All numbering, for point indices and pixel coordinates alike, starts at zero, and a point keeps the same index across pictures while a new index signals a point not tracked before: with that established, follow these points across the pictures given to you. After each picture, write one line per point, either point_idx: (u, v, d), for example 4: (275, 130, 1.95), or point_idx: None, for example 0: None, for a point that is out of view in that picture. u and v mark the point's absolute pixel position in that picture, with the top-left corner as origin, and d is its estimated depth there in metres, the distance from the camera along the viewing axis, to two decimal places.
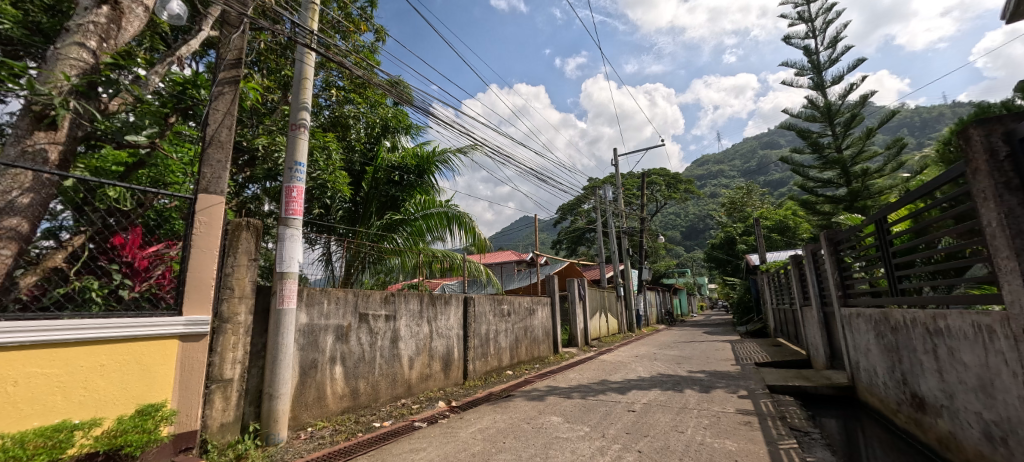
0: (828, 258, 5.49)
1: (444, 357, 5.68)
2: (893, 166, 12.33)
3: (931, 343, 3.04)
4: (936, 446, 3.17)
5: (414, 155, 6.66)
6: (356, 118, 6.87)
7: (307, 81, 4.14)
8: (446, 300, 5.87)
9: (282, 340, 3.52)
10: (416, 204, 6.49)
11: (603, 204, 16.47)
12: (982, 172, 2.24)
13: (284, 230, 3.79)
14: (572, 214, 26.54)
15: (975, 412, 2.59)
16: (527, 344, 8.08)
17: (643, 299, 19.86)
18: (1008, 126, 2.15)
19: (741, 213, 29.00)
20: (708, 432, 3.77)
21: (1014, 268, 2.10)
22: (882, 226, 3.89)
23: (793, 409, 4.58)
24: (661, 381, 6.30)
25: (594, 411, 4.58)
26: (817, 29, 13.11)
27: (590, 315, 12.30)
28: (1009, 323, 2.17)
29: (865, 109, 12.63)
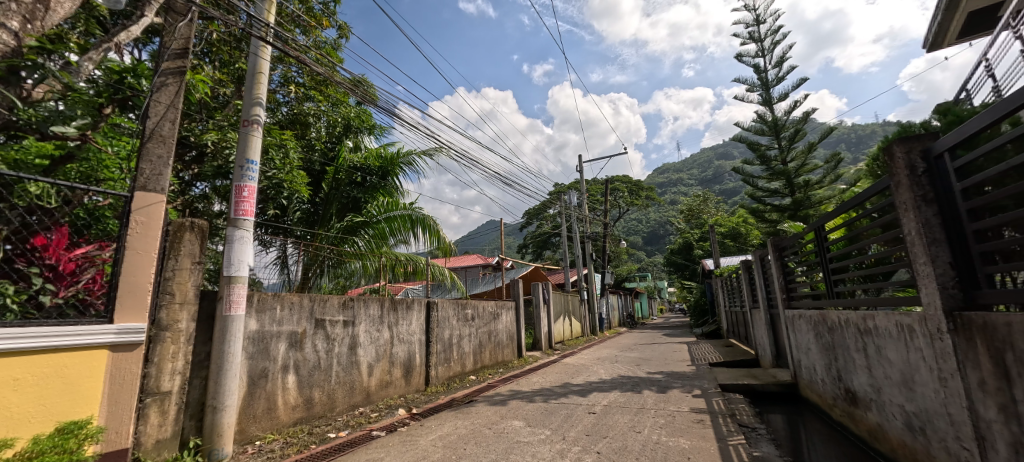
0: (774, 264, 5.83)
1: (405, 364, 5.55)
2: (831, 178, 13.29)
3: (862, 342, 3.29)
4: (867, 436, 3.42)
5: (377, 156, 6.49)
6: (317, 116, 6.63)
7: (262, 76, 3.95)
8: (408, 305, 5.75)
9: (228, 349, 3.32)
10: (378, 207, 6.32)
11: (568, 209, 16.74)
12: (903, 185, 2.46)
13: (233, 231, 3.59)
14: (537, 218, 26.78)
15: (898, 404, 2.83)
16: (491, 349, 8.04)
17: (606, 303, 20.32)
18: (925, 144, 2.38)
19: (697, 220, 30.27)
20: (663, 431, 3.90)
21: (929, 273, 2.31)
22: (821, 234, 4.18)
23: (742, 406, 4.82)
24: (621, 383, 6.45)
25: (556, 414, 4.62)
26: (766, 49, 13.97)
27: (554, 319, 12.43)
28: (926, 323, 2.39)
29: (807, 125, 13.56)
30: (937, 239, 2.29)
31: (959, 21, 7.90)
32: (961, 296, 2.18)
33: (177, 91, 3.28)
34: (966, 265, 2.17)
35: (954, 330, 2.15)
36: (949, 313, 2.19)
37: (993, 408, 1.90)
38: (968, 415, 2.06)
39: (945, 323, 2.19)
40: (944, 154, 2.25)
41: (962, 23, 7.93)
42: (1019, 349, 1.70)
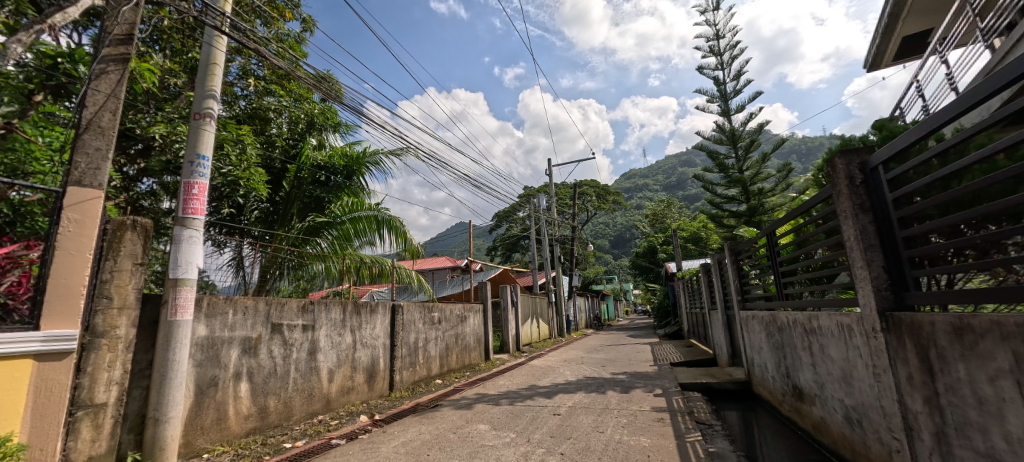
0: (730, 267, 6.11)
1: (368, 369, 5.40)
2: (783, 186, 14.08)
3: (808, 341, 3.50)
4: (811, 430, 3.63)
5: (343, 154, 6.29)
6: (278, 111, 6.29)
7: (216, 67, 3.75)
8: (372, 308, 5.61)
9: (172, 357, 3.12)
10: (342, 207, 6.17)
11: (537, 212, 16.88)
12: (844, 194, 2.63)
13: (180, 231, 3.37)
14: (506, 221, 26.83)
15: (839, 399, 3.03)
16: (457, 352, 7.96)
17: (573, 306, 20.63)
18: (862, 158, 2.57)
19: (661, 226, 30.93)
20: (625, 431, 3.99)
21: (865, 276, 2.49)
22: (772, 239, 4.41)
23: (700, 404, 5.00)
24: (586, 384, 6.55)
25: (521, 416, 4.63)
26: (725, 62, 14.64)
27: (522, 321, 12.48)
28: (862, 322, 2.57)
29: (762, 136, 14.30)
30: (872, 245, 2.47)
31: (893, 44, 8.61)
32: (893, 297, 2.35)
33: (120, 80, 3.06)
34: (897, 268, 2.35)
35: (885, 329, 2.32)
36: (882, 313, 2.36)
37: (919, 400, 2.06)
38: (898, 408, 2.23)
39: (879, 322, 2.36)
40: (878, 166, 2.43)
41: (897, 47, 8.65)
42: (940, 346, 1.86)
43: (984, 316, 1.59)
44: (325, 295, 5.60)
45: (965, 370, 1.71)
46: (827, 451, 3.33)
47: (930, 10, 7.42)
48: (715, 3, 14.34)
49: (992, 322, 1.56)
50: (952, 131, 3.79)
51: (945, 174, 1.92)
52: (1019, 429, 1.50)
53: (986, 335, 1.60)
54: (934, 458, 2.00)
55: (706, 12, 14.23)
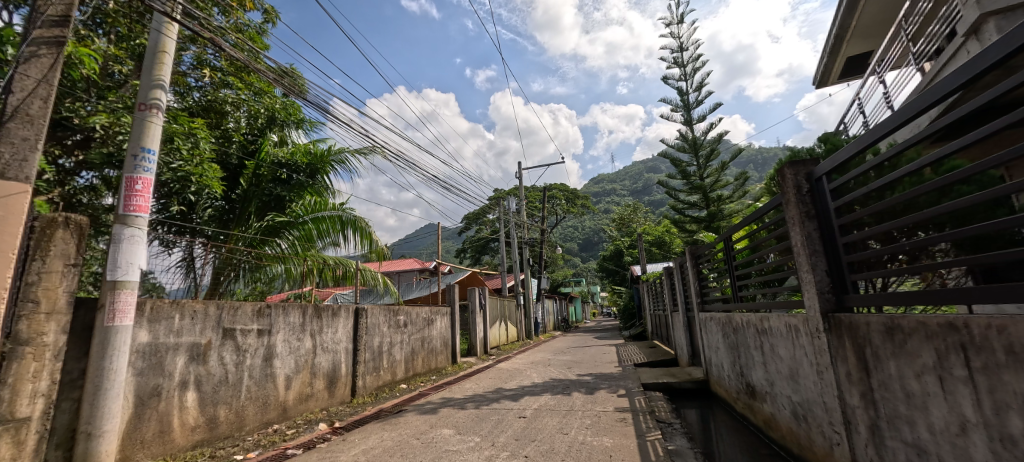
0: (691, 270, 6.35)
1: (329, 375, 5.22)
2: (740, 193, 14.76)
3: (759, 341, 3.68)
4: (763, 425, 3.82)
5: (306, 152, 5.99)
6: (236, 104, 5.94)
7: (165, 56, 3.52)
8: (334, 312, 5.43)
9: (109, 365, 2.90)
10: (303, 206, 6.02)
11: (507, 215, 16.88)
12: (792, 202, 2.80)
13: (120, 230, 3.14)
14: (476, 223, 26.72)
15: (787, 395, 3.19)
16: (424, 356, 7.83)
17: (542, 308, 20.81)
18: (808, 169, 2.74)
19: (628, 228, 32.18)
20: (589, 432, 4.05)
21: (810, 279, 2.64)
22: (728, 243, 4.62)
23: (661, 403, 5.14)
24: (552, 386, 6.59)
25: (487, 420, 4.60)
26: (688, 73, 15.21)
27: (490, 324, 12.44)
28: (807, 323, 2.73)
29: (721, 145, 14.95)
30: (816, 250, 2.62)
31: (839, 64, 9.23)
32: (834, 299, 2.51)
33: (54, 65, 2.82)
34: (838, 272, 2.51)
35: (827, 329, 2.47)
36: (825, 315, 2.51)
37: (856, 396, 2.20)
38: (839, 403, 2.37)
39: (822, 323, 2.50)
40: (822, 177, 2.59)
41: (842, 66, 9.28)
42: (875, 345, 1.99)
43: (911, 317, 1.72)
44: (286, 298, 5.45)
45: (896, 367, 1.84)
46: (776, 446, 3.51)
47: (870, 33, 8.02)
48: (678, 16, 14.91)
49: (918, 323, 1.68)
50: (888, 145, 4.11)
51: (881, 184, 2.07)
52: (941, 420, 1.62)
53: (913, 334, 1.72)
54: (869, 449, 2.14)
55: (671, 24, 14.76)
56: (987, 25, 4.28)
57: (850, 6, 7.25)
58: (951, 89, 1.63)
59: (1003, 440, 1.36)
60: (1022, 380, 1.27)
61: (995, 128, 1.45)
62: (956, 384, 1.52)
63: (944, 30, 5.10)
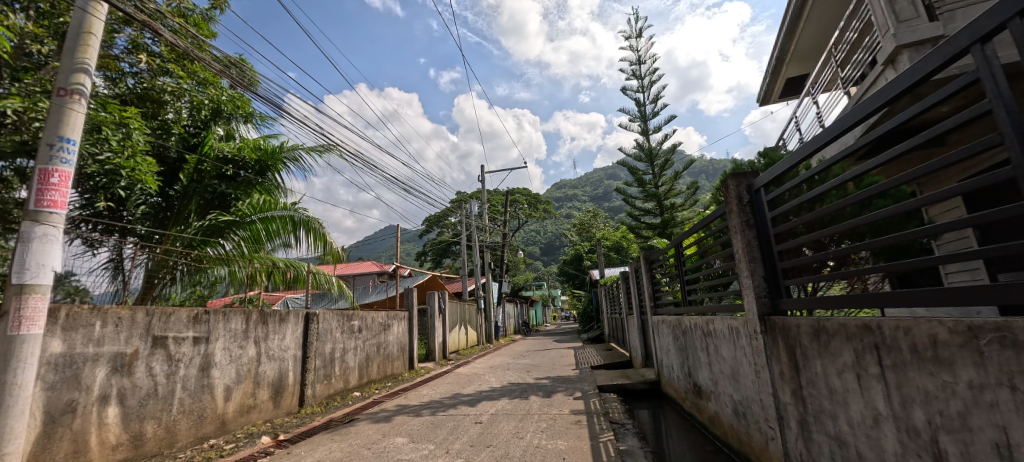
0: (645, 275, 6.57)
1: (274, 384, 4.93)
2: (692, 201, 15.45)
3: (705, 342, 3.86)
4: (707, 423, 4.00)
5: (254, 147, 5.70)
6: (176, 94, 5.51)
7: (92, 37, 3.21)
8: (281, 318, 5.15)
9: (13, 379, 2.60)
10: (251, 205, 5.70)
11: (468, 218, 16.77)
12: (734, 211, 2.97)
13: (30, 228, 2.81)
14: (437, 226, 26.38)
15: (729, 394, 3.37)
16: (379, 362, 7.59)
17: (502, 312, 20.79)
18: (748, 180, 2.92)
19: (588, 233, 32.94)
20: (544, 435, 4.07)
21: (749, 284, 2.81)
22: (679, 250, 4.83)
23: (614, 405, 5.27)
24: (509, 390, 6.58)
25: (442, 427, 4.52)
26: (645, 86, 15.83)
27: (450, 329, 12.26)
28: (747, 325, 2.89)
29: (675, 155, 15.64)
30: (754, 257, 2.80)
31: (779, 84, 9.93)
32: (770, 303, 2.68)
33: None
34: (773, 278, 2.69)
35: (764, 331, 2.63)
36: (762, 317, 2.68)
37: (788, 393, 2.36)
38: (773, 400, 2.53)
39: (759, 325, 2.66)
40: (760, 188, 2.76)
41: (782, 86, 10.00)
42: (803, 345, 2.14)
43: (834, 319, 1.86)
44: (230, 302, 4.97)
45: (821, 365, 1.99)
46: (720, 443, 3.68)
47: (806, 57, 8.70)
48: (637, 31, 15.51)
49: (840, 325, 1.82)
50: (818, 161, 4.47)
51: (810, 197, 2.23)
52: (857, 414, 1.76)
53: (836, 335, 1.86)
54: (799, 443, 2.29)
55: (630, 38, 15.32)
56: (902, 56, 4.77)
57: (788, 31, 7.84)
58: (870, 111, 1.79)
59: (909, 431, 1.50)
60: (925, 377, 1.41)
61: (902, 150, 1.61)
62: (871, 381, 1.66)
63: (867, 58, 5.63)
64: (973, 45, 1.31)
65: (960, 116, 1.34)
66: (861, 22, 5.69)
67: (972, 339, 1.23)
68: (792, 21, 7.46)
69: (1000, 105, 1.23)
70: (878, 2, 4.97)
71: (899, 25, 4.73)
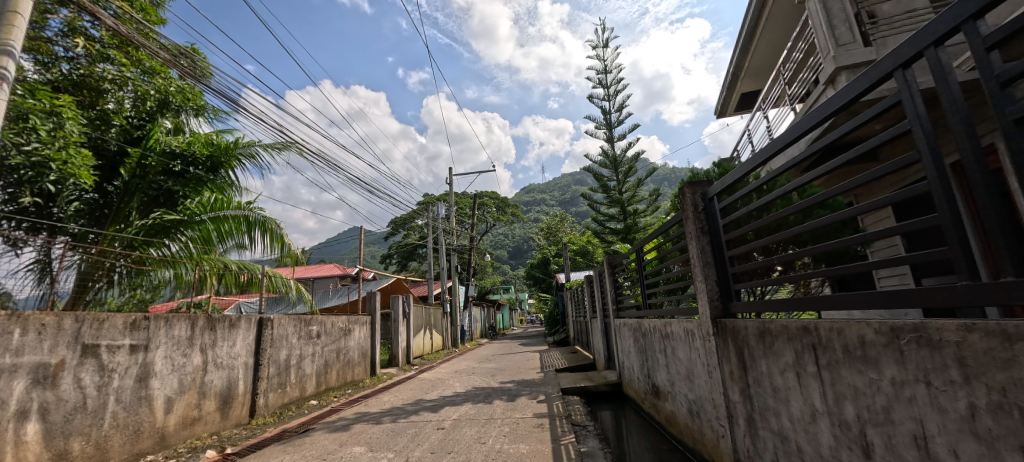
0: (608, 279, 6.71)
1: (222, 394, 4.65)
2: (654, 208, 15.94)
3: (663, 344, 4.00)
4: (665, 423, 4.13)
5: (206, 142, 5.28)
6: (117, 83, 5.11)
7: (18, 18, 2.94)
8: (232, 323, 4.88)
9: None
10: (200, 204, 5.40)
11: (435, 221, 16.56)
12: (691, 218, 3.09)
13: None
14: (403, 228, 25.89)
15: (684, 394, 3.50)
16: (339, 369, 7.32)
17: (469, 316, 20.61)
18: (703, 189, 3.05)
19: (555, 237, 33.33)
20: (506, 440, 4.07)
21: (703, 288, 2.93)
22: (640, 254, 4.97)
23: (577, 407, 5.35)
24: (473, 395, 6.53)
25: (403, 434, 4.42)
26: (611, 94, 16.24)
27: (414, 333, 12.02)
28: (701, 327, 3.01)
29: (638, 163, 16.12)
30: (708, 262, 2.92)
31: (734, 99, 10.48)
32: (721, 306, 2.80)
33: None
34: (724, 282, 2.82)
35: (716, 333, 2.75)
36: (714, 320, 2.79)
37: (737, 392, 2.47)
38: (724, 399, 2.65)
39: (712, 328, 2.78)
40: (714, 197, 2.90)
41: (737, 101, 10.55)
42: (751, 346, 2.26)
43: (777, 322, 1.97)
44: (177, 308, 4.67)
45: (766, 365, 2.10)
46: (676, 441, 3.81)
47: (759, 74, 9.23)
48: (604, 41, 15.93)
49: (782, 327, 1.93)
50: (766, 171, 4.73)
51: (758, 206, 2.35)
52: (797, 410, 1.87)
53: (779, 336, 1.97)
54: (746, 439, 2.41)
55: (597, 47, 15.72)
56: (840, 77, 5.15)
57: (742, 50, 8.30)
58: (811, 125, 1.92)
59: (841, 425, 1.61)
60: (855, 375, 1.52)
61: (839, 163, 1.73)
62: (809, 379, 1.77)
63: (811, 78, 6.04)
64: (897, 69, 1.43)
65: (886, 133, 1.46)
66: (806, 44, 6.11)
67: (894, 339, 1.34)
68: (746, 40, 7.90)
69: (918, 125, 1.35)
70: (820, 27, 5.36)
71: (839, 48, 5.11)
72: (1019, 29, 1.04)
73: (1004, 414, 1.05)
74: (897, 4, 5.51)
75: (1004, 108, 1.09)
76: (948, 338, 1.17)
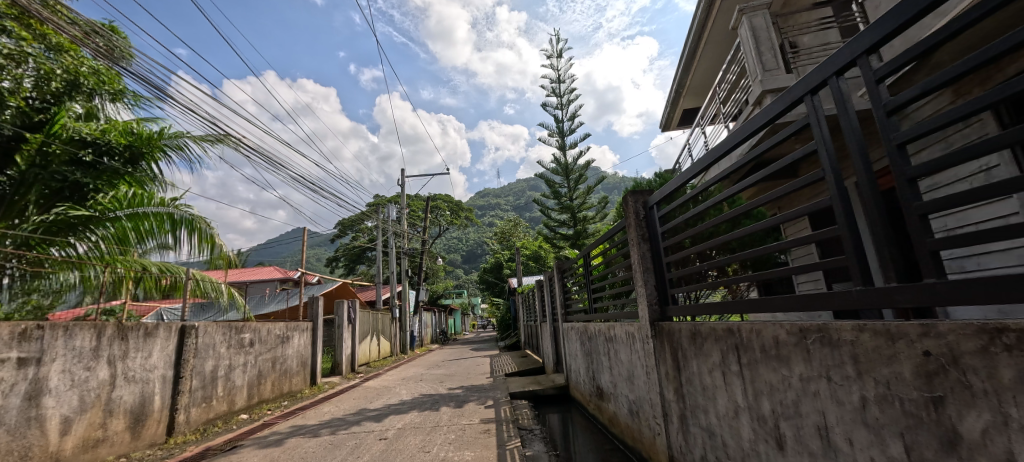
0: (557, 284, 6.84)
1: (133, 411, 4.18)
2: (603, 215, 16.47)
3: (607, 347, 4.13)
4: (608, 423, 4.26)
5: (124, 131, 4.79)
6: (18, 59, 4.42)
7: None
8: (148, 332, 4.43)
9: None
10: (115, 198, 4.75)
11: (385, 223, 16.07)
12: (632, 225, 3.24)
13: None
14: (352, 230, 24.89)
15: (625, 394, 3.63)
16: (274, 379, 6.85)
17: (419, 321, 20.12)
18: (644, 198, 3.21)
19: (508, 242, 33.48)
20: (451, 447, 4.00)
21: (643, 292, 3.07)
22: (587, 260, 5.10)
23: (525, 411, 5.37)
24: (420, 402, 6.37)
25: (342, 446, 4.22)
26: (564, 104, 16.68)
27: (360, 340, 11.54)
28: (641, 330, 3.15)
29: (589, 171, 16.63)
30: (648, 267, 3.07)
31: (677, 114, 11.13)
32: (659, 310, 2.95)
33: None
34: (660, 287, 2.97)
35: (654, 335, 2.88)
36: (653, 323, 2.93)
37: (671, 391, 2.60)
38: (660, 398, 2.77)
39: (651, 331, 2.91)
40: (654, 206, 3.05)
41: (679, 116, 11.22)
42: (684, 347, 2.39)
43: (706, 324, 2.10)
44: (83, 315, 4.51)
45: (697, 365, 2.23)
46: (618, 441, 3.93)
47: (699, 92, 9.85)
48: (558, 51, 16.36)
49: (710, 329, 2.07)
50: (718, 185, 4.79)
51: (693, 214, 2.50)
52: (723, 407, 2.00)
53: (708, 338, 2.10)
54: (679, 435, 2.54)
55: (551, 57, 16.14)
56: (767, 99, 5.61)
57: (684, 69, 8.84)
58: (738, 142, 2.09)
59: (759, 419, 1.74)
60: (770, 372, 1.65)
61: (761, 177, 1.88)
62: (733, 377, 1.90)
63: (743, 99, 6.54)
64: (805, 96, 1.59)
65: (798, 152, 1.61)
66: (738, 67, 6.62)
67: (802, 339, 1.48)
68: (687, 60, 8.42)
69: (823, 147, 1.50)
70: (750, 52, 5.82)
71: (765, 73, 5.58)
72: (901, 66, 1.19)
73: (888, 405, 1.18)
74: (815, 37, 6.13)
75: (889, 134, 1.23)
76: (844, 337, 1.30)
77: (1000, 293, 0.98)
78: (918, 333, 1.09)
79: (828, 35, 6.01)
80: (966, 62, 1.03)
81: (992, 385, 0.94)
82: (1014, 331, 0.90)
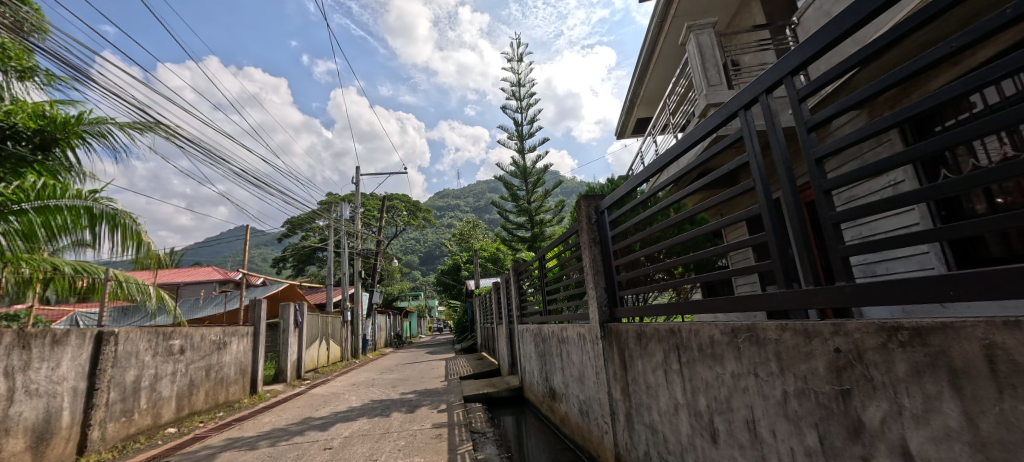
0: (513, 286, 6.87)
1: (36, 429, 3.73)
2: (560, 218, 16.73)
3: (559, 348, 4.20)
4: (559, 424, 4.32)
5: (35, 113, 4.27)
6: None
7: None
8: (57, 339, 3.99)
9: None
10: (19, 189, 4.11)
11: (338, 222, 15.46)
12: (585, 228, 3.31)
13: None
14: (302, 230, 23.74)
15: (576, 394, 3.70)
16: (209, 388, 6.37)
17: (372, 324, 19.47)
18: (595, 202, 3.30)
19: (466, 244, 33.22)
20: (400, 454, 3.90)
21: (593, 294, 3.15)
22: (542, 262, 5.17)
23: (478, 414, 5.35)
24: (369, 408, 6.15)
25: (283, 458, 4.00)
26: (524, 107, 16.83)
27: (307, 345, 11.00)
28: (591, 331, 3.23)
29: (547, 174, 16.86)
30: (599, 270, 3.15)
31: (630, 123, 11.56)
32: (608, 311, 3.03)
33: None
34: (610, 289, 3.06)
35: (604, 336, 2.96)
36: (602, 324, 3.01)
37: (618, 390, 2.69)
38: (608, 397, 2.85)
39: (601, 332, 2.99)
40: (604, 210, 3.15)
41: (633, 125, 11.67)
42: (630, 348, 2.47)
43: (650, 325, 2.19)
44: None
45: (641, 364, 2.31)
46: (568, 441, 4.00)
47: (651, 102, 10.28)
48: (519, 56, 16.52)
49: (654, 329, 2.16)
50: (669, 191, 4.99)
51: (641, 219, 2.59)
52: (665, 404, 2.09)
53: (652, 338, 2.18)
54: (625, 433, 2.62)
55: (511, 61, 16.27)
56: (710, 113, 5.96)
57: (637, 80, 9.22)
58: (682, 149, 2.20)
59: (696, 415, 1.84)
60: (706, 370, 1.74)
61: (701, 185, 1.99)
62: (673, 375, 1.99)
63: (690, 111, 6.90)
64: (739, 110, 1.70)
65: (734, 163, 1.72)
66: (686, 81, 6.97)
67: (734, 338, 1.58)
68: (641, 71, 8.77)
69: (755, 159, 1.61)
70: (697, 67, 6.17)
71: (709, 88, 5.94)
72: (821, 87, 1.30)
73: (805, 398, 1.28)
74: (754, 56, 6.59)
75: (810, 148, 1.35)
76: (769, 336, 1.40)
77: (898, 295, 1.10)
78: (830, 331, 1.19)
79: (766, 56, 6.48)
80: (873, 86, 1.15)
81: (889, 378, 1.05)
82: (907, 329, 1.01)
